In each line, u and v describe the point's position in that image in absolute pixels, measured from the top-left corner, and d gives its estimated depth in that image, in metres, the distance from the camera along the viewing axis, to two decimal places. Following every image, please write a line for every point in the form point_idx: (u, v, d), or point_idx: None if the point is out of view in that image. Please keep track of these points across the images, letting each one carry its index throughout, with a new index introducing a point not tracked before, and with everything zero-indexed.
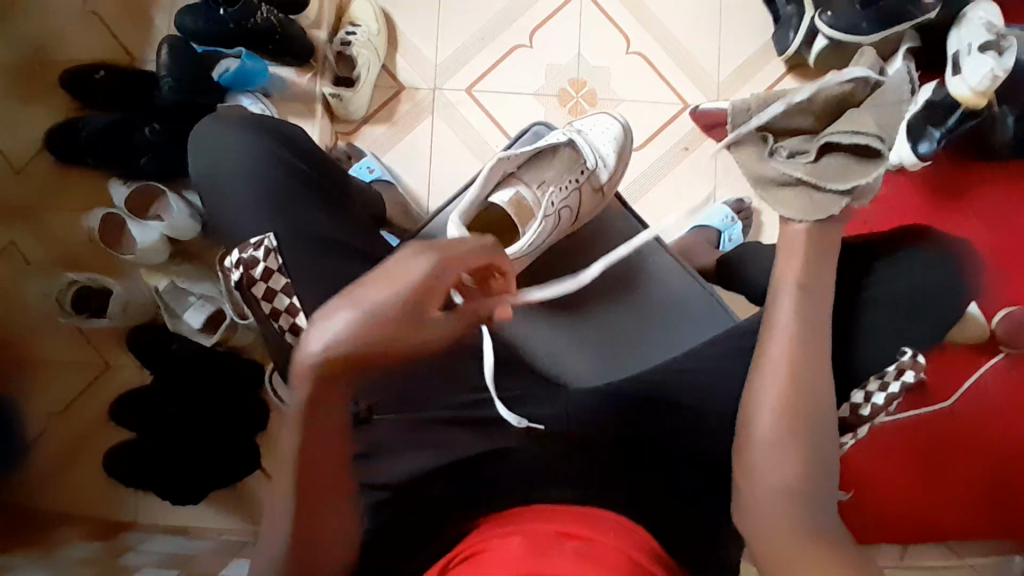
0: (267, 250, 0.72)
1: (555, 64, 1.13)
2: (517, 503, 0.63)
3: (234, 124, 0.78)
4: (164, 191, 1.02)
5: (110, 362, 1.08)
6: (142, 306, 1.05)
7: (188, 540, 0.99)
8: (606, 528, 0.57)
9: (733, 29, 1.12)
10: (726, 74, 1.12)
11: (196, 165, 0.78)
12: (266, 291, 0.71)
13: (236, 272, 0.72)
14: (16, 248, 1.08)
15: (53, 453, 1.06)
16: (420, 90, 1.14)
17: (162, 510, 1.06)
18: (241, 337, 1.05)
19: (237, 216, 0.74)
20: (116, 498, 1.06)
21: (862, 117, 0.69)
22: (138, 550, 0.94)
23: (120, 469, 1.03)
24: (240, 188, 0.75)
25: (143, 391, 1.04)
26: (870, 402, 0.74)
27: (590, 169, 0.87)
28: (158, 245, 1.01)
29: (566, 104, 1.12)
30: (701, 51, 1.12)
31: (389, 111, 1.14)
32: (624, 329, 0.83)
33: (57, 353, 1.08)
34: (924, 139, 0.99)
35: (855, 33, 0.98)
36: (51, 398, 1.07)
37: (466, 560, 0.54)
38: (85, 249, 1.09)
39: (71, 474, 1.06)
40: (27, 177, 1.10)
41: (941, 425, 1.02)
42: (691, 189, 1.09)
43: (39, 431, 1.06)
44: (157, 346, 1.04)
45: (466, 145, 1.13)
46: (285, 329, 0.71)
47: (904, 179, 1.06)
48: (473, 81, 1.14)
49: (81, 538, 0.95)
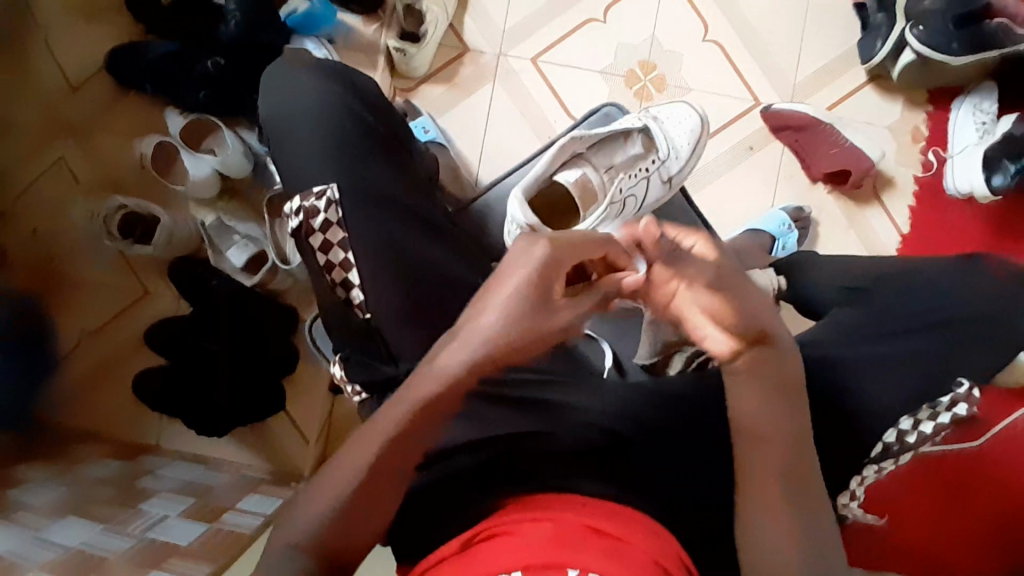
0: (328, 201, 0.72)
1: (627, 43, 1.10)
2: (552, 489, 0.61)
3: (312, 73, 0.78)
4: (219, 125, 1.02)
5: (150, 289, 1.10)
6: (186, 240, 1.06)
7: (205, 470, 1.02)
8: (641, 529, 0.57)
9: (816, 31, 1.08)
10: (802, 75, 1.08)
11: (267, 103, 0.77)
12: (323, 242, 0.72)
13: (295, 219, 0.72)
14: (66, 164, 1.09)
15: (84, 370, 1.08)
16: (485, 53, 1.12)
17: (185, 436, 1.08)
18: (281, 282, 1.06)
19: (304, 163, 0.74)
20: (141, 422, 1.08)
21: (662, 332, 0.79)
22: (157, 474, 0.97)
23: (148, 394, 1.06)
24: (306, 138, 0.75)
25: (177, 322, 1.06)
26: (917, 428, 0.70)
27: (654, 160, 0.86)
28: (210, 180, 1.02)
29: (633, 86, 1.09)
30: (780, 48, 1.08)
31: (451, 71, 1.12)
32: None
33: (97, 274, 1.09)
34: (998, 172, 0.96)
35: (944, 53, 0.95)
36: (87, 315, 1.09)
37: (486, 541, 0.55)
38: (135, 174, 1.09)
39: (99, 391, 1.08)
40: (83, 95, 1.10)
41: (964, 462, 1.00)
42: (751, 190, 1.06)
43: (70, 348, 1.08)
44: (198, 281, 1.05)
45: (525, 117, 1.11)
46: (337, 282, 0.72)
47: (972, 208, 1.02)
48: (540, 50, 1.11)
49: (102, 456, 0.99)
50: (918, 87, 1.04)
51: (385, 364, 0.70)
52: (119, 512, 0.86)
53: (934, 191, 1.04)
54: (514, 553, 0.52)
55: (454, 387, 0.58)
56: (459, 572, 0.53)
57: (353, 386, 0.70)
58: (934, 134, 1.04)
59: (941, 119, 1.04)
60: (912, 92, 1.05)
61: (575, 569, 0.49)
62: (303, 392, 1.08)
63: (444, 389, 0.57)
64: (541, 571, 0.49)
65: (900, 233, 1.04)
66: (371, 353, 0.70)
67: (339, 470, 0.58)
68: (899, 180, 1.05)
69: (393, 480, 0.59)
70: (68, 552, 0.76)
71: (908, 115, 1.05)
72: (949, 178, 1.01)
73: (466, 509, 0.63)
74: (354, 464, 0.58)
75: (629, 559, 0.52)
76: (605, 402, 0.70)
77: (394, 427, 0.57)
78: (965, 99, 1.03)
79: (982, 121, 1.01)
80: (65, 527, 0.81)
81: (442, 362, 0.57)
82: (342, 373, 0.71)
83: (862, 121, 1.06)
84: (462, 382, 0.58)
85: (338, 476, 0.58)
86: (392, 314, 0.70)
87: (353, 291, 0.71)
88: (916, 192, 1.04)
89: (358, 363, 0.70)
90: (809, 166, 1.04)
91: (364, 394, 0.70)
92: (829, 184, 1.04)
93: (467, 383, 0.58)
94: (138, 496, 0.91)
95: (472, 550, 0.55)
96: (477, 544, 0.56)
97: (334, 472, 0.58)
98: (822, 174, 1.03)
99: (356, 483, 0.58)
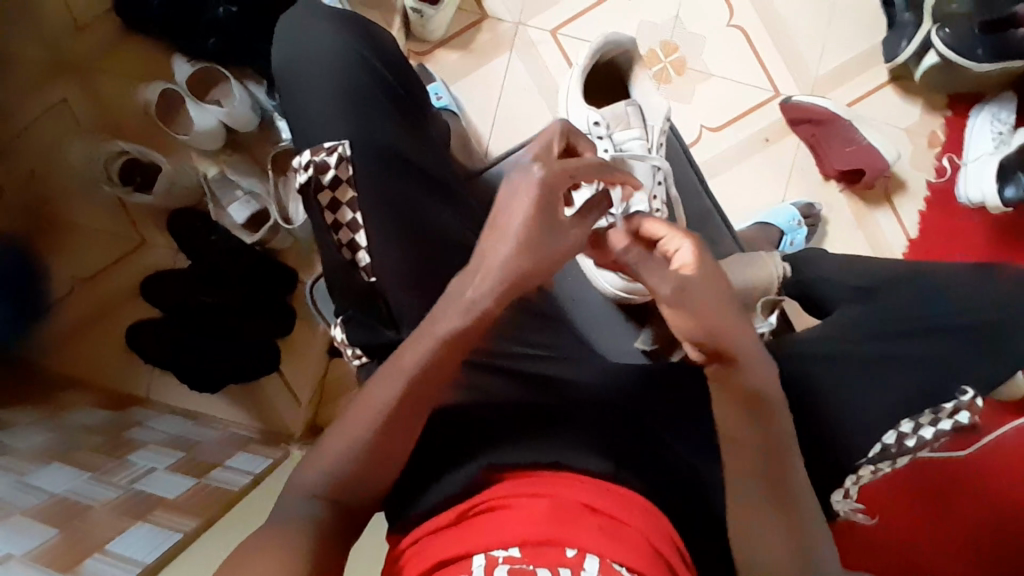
0: (340, 157, 0.70)
1: (649, 21, 1.08)
2: (547, 462, 0.61)
3: (331, 22, 0.76)
4: (228, 76, 1.01)
5: (146, 239, 1.09)
6: (186, 192, 1.04)
7: (196, 425, 1.02)
8: (633, 507, 0.57)
9: (842, 23, 1.06)
10: (825, 69, 1.06)
11: (281, 50, 0.75)
12: (331, 201, 0.70)
13: (304, 173, 0.70)
14: (68, 105, 1.10)
15: (78, 316, 1.08)
16: (504, 21, 1.09)
17: (175, 391, 1.08)
18: (282, 241, 1.05)
19: (312, 116, 0.73)
20: (133, 373, 1.08)
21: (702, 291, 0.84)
22: (146, 426, 0.98)
23: (141, 346, 1.05)
24: (323, 91, 0.73)
25: (175, 275, 1.05)
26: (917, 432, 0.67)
27: (661, 131, 0.87)
28: (215, 132, 1.00)
29: (653, 66, 1.07)
30: (804, 39, 1.07)
31: (467, 37, 1.09)
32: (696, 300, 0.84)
33: (98, 221, 1.09)
34: (1011, 183, 0.95)
35: (968, 58, 0.94)
36: (83, 262, 1.09)
37: (485, 512, 0.56)
38: (139, 121, 1.09)
39: (87, 341, 1.08)
40: (91, 36, 1.09)
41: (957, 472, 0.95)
42: (762, 181, 1.05)
43: (64, 293, 1.08)
44: (197, 235, 1.04)
45: (538, 89, 1.08)
46: (343, 243, 0.70)
47: (982, 218, 1.01)
48: (560, 22, 1.09)
49: (93, 404, 1.00)
50: (938, 89, 1.03)
51: (386, 328, 0.68)
52: (107, 461, 0.87)
53: (947, 198, 1.03)
54: (511, 530, 0.52)
55: (461, 341, 0.57)
56: (459, 543, 0.53)
57: (352, 348, 0.69)
58: (950, 140, 1.03)
59: (958, 124, 1.03)
60: (933, 96, 1.04)
61: (572, 548, 0.50)
62: (299, 351, 1.08)
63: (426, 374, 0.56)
64: (538, 548, 0.50)
65: (906, 237, 1.03)
66: (374, 318, 0.69)
67: (326, 450, 0.56)
68: (911, 183, 1.04)
69: (401, 441, 0.57)
70: (53, 498, 0.77)
71: (926, 118, 1.04)
72: (961, 186, 1.00)
73: (464, 473, 0.62)
74: (345, 441, 0.56)
75: (622, 539, 0.52)
76: (594, 376, 0.72)
77: (392, 392, 0.56)
78: (982, 106, 1.02)
79: (999, 130, 1.00)
80: (51, 472, 0.82)
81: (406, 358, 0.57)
82: (343, 335, 0.69)
83: (880, 120, 1.05)
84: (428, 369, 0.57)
85: (311, 466, 0.55)
86: (399, 277, 0.69)
87: (358, 252, 0.69)
88: (927, 196, 1.04)
89: (359, 326, 0.69)
90: (823, 161, 1.03)
91: (364, 357, 0.69)
92: (841, 182, 1.04)
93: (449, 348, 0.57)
94: (125, 448, 0.91)
95: (471, 519, 0.56)
96: (476, 515, 0.56)
97: (314, 461, 0.56)
98: (834, 171, 1.03)
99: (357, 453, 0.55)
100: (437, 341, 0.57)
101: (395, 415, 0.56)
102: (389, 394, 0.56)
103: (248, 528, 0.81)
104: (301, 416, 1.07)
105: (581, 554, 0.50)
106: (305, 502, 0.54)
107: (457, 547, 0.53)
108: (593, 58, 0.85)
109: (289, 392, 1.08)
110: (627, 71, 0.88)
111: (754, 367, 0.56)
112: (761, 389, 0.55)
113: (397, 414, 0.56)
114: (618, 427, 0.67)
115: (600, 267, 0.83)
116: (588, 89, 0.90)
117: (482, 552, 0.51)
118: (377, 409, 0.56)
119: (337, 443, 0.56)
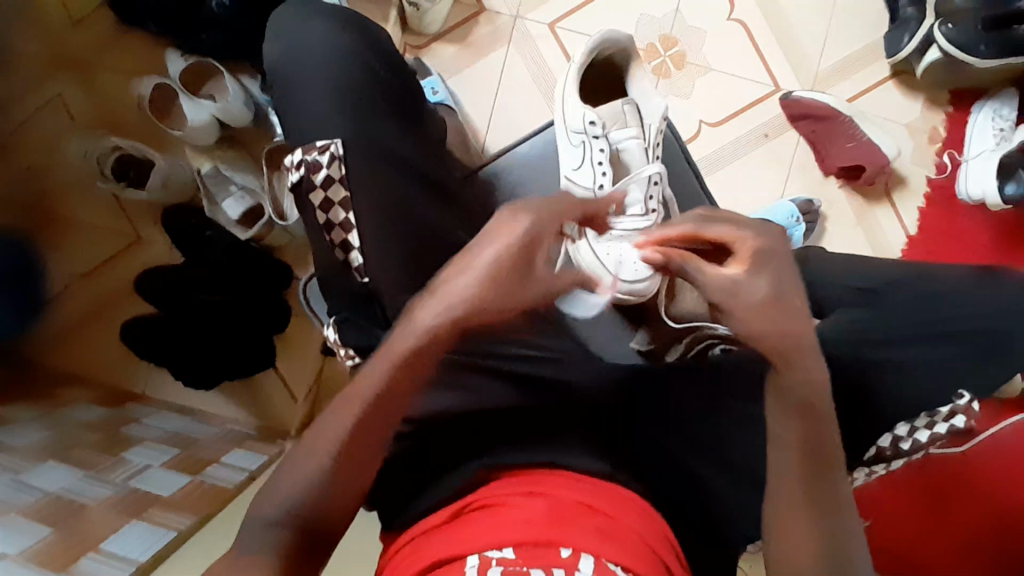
0: (332, 156, 0.69)
1: (649, 14, 1.06)
2: (544, 462, 0.61)
3: (325, 18, 0.75)
4: (222, 70, 1.00)
5: (141, 235, 1.09)
6: (181, 187, 1.04)
7: (192, 422, 1.02)
8: (629, 508, 0.57)
9: (844, 17, 1.05)
10: (827, 64, 1.05)
11: (273, 47, 0.74)
12: (324, 200, 0.69)
13: (296, 172, 0.69)
14: (63, 100, 1.09)
15: (74, 310, 1.08)
16: (502, 15, 1.08)
17: (172, 387, 1.08)
18: (277, 238, 1.04)
19: (304, 113, 0.72)
20: (130, 369, 1.08)
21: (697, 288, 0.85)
22: (142, 423, 0.98)
23: (137, 342, 1.05)
24: (315, 89, 0.72)
25: (170, 271, 1.05)
26: (912, 436, 0.71)
27: (658, 131, 0.86)
28: (209, 127, 0.99)
29: (652, 61, 1.06)
30: (805, 33, 1.05)
31: (465, 31, 1.08)
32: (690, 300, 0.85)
33: (93, 216, 1.09)
34: (1013, 180, 0.93)
35: (971, 55, 0.93)
36: (79, 257, 1.09)
37: (480, 510, 0.56)
38: (133, 115, 1.08)
39: (84, 335, 1.08)
40: (84, 30, 1.08)
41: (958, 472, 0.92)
42: (763, 177, 1.04)
43: (61, 288, 1.08)
44: (193, 231, 1.04)
45: (536, 84, 1.07)
46: (336, 243, 0.69)
47: (982, 216, 1.00)
48: (558, 16, 1.07)
49: (89, 401, 1.00)
50: (940, 85, 1.02)
51: (380, 329, 0.68)
52: (102, 459, 0.87)
53: (948, 194, 1.02)
54: (506, 531, 0.52)
55: (418, 366, 0.54)
56: (452, 544, 0.52)
57: (345, 349, 0.68)
58: (952, 136, 1.02)
59: (960, 120, 1.02)
60: (935, 91, 1.03)
61: (567, 548, 0.49)
62: (297, 348, 1.08)
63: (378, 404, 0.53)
64: (531, 549, 0.49)
65: (907, 234, 1.02)
66: (368, 317, 0.69)
67: (277, 483, 0.53)
68: (912, 180, 1.03)
69: (360, 474, 0.54)
70: (48, 496, 0.77)
71: (928, 114, 1.03)
72: (962, 183, 0.99)
73: (457, 475, 0.62)
74: (298, 476, 0.52)
75: (616, 540, 0.52)
76: (589, 376, 0.71)
77: (348, 424, 0.53)
78: (985, 103, 1.01)
79: (1001, 127, 0.99)
80: (46, 471, 0.82)
81: (360, 387, 0.54)
82: (336, 336, 0.68)
83: (882, 116, 1.03)
84: (388, 397, 0.54)
85: (266, 505, 0.52)
86: (392, 278, 0.68)
87: (351, 253, 0.68)
88: (928, 193, 1.03)
89: (353, 326, 0.69)
90: (824, 158, 1.02)
91: (357, 358, 0.68)
92: (841, 179, 1.03)
93: (406, 381, 0.54)
94: (121, 445, 0.91)
95: (465, 520, 0.56)
96: (469, 514, 0.56)
97: (268, 495, 0.53)
98: (836, 167, 1.02)
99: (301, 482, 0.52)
100: (391, 367, 0.54)
101: (353, 445, 0.53)
102: (347, 429, 0.53)
103: (228, 538, 0.78)
104: (298, 412, 1.07)
105: (575, 555, 0.49)
106: (259, 535, 0.51)
107: (450, 548, 0.52)
108: (589, 54, 0.84)
109: (285, 388, 1.08)
110: (624, 69, 0.87)
111: (801, 363, 0.53)
112: (810, 391, 0.52)
113: (354, 446, 0.53)
114: (612, 428, 0.66)
115: (597, 266, 0.82)
116: (586, 86, 0.89)
117: (475, 553, 0.50)
118: (327, 443, 0.53)
119: (286, 479, 0.52)
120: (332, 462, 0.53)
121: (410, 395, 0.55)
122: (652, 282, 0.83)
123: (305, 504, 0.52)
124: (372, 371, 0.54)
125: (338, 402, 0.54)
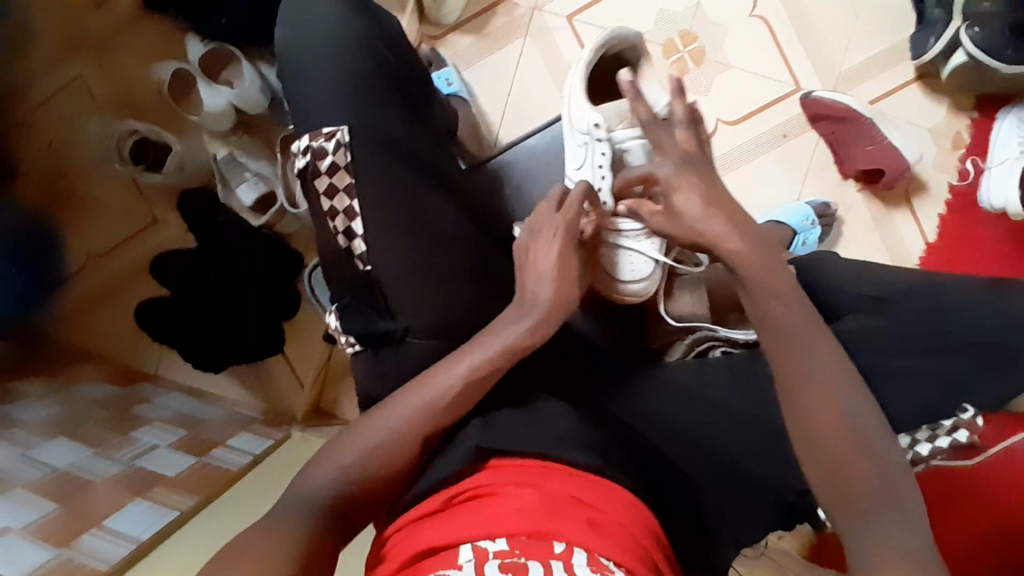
0: (338, 143, 0.69)
1: (668, 9, 1.05)
2: (535, 454, 0.59)
3: (337, 4, 0.75)
4: (239, 57, 1.00)
5: (158, 218, 1.10)
6: (196, 172, 1.05)
7: (201, 403, 1.04)
8: (614, 498, 0.56)
9: (869, 17, 1.02)
10: (850, 63, 1.02)
11: (284, 32, 0.74)
12: (329, 186, 0.69)
13: (302, 159, 0.69)
14: (83, 82, 1.11)
15: (92, 289, 1.10)
16: (520, 6, 1.07)
17: (183, 368, 1.09)
18: (287, 226, 1.05)
19: (311, 102, 0.72)
20: (144, 349, 1.10)
21: (699, 293, 0.88)
22: (153, 403, 0.99)
23: (150, 323, 1.07)
24: (323, 77, 0.72)
25: (185, 255, 1.06)
26: None
27: None
28: (225, 113, 1.00)
29: (670, 56, 1.05)
30: (829, 31, 1.03)
31: (481, 22, 1.08)
32: (687, 305, 0.87)
33: (112, 198, 1.11)
34: None
35: (997, 60, 0.90)
36: (98, 237, 1.11)
37: (473, 499, 0.56)
38: (153, 99, 1.10)
39: (101, 314, 1.10)
40: (109, 14, 1.10)
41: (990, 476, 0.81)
42: (778, 179, 1.02)
43: (78, 268, 1.10)
44: (208, 215, 1.05)
45: (551, 76, 1.06)
46: (339, 231, 0.69)
47: (1005, 225, 0.97)
48: (576, 9, 1.06)
49: (101, 379, 1.02)
50: (967, 90, 0.99)
51: (381, 319, 0.68)
52: (111, 436, 0.88)
53: (969, 202, 0.99)
54: (496, 523, 0.52)
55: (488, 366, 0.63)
56: (444, 531, 0.53)
57: (346, 337, 0.69)
58: (976, 143, 0.99)
59: (986, 126, 0.99)
60: (961, 95, 1.00)
61: (560, 544, 0.50)
62: (305, 335, 1.09)
63: (453, 399, 0.62)
64: (525, 542, 0.50)
65: (926, 241, 1.00)
66: (366, 307, 0.69)
67: (344, 449, 0.60)
68: (933, 186, 1.00)
69: (422, 451, 0.62)
70: (57, 472, 0.79)
71: (953, 119, 1.00)
72: (983, 191, 0.95)
73: (450, 463, 0.60)
74: (362, 445, 0.60)
75: (608, 534, 0.52)
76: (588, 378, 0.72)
77: (421, 408, 0.61)
78: (1010, 111, 0.96)
79: None
80: (56, 445, 0.84)
81: (432, 378, 0.63)
82: (337, 324, 0.70)
83: (905, 119, 1.01)
84: (466, 390, 0.62)
85: (342, 452, 0.60)
86: (393, 268, 0.68)
87: (354, 240, 0.69)
88: (949, 200, 1.00)
89: (356, 315, 0.69)
90: (842, 161, 1.00)
91: (358, 345, 0.69)
92: (859, 182, 1.01)
93: (480, 382, 0.63)
94: (130, 423, 0.93)
95: (457, 508, 0.55)
96: (460, 503, 0.56)
97: (336, 454, 0.60)
98: (854, 170, 0.99)
99: (364, 456, 0.60)
100: (466, 366, 0.63)
101: (428, 430, 0.61)
102: (417, 411, 0.61)
103: (260, 508, 0.81)
104: (304, 398, 1.08)
105: (569, 549, 0.50)
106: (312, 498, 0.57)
107: (444, 536, 0.52)
108: (599, 52, 0.82)
109: (292, 374, 1.09)
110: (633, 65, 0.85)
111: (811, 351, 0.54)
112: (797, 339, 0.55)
113: (428, 429, 0.61)
114: (608, 428, 0.66)
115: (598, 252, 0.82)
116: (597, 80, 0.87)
117: (468, 544, 0.51)
118: (398, 423, 0.61)
119: (353, 444, 0.60)
120: (400, 435, 0.61)
121: (479, 392, 0.63)
122: (650, 282, 0.84)
123: (362, 473, 0.59)
124: (448, 370, 0.63)
125: (413, 389, 0.63)
